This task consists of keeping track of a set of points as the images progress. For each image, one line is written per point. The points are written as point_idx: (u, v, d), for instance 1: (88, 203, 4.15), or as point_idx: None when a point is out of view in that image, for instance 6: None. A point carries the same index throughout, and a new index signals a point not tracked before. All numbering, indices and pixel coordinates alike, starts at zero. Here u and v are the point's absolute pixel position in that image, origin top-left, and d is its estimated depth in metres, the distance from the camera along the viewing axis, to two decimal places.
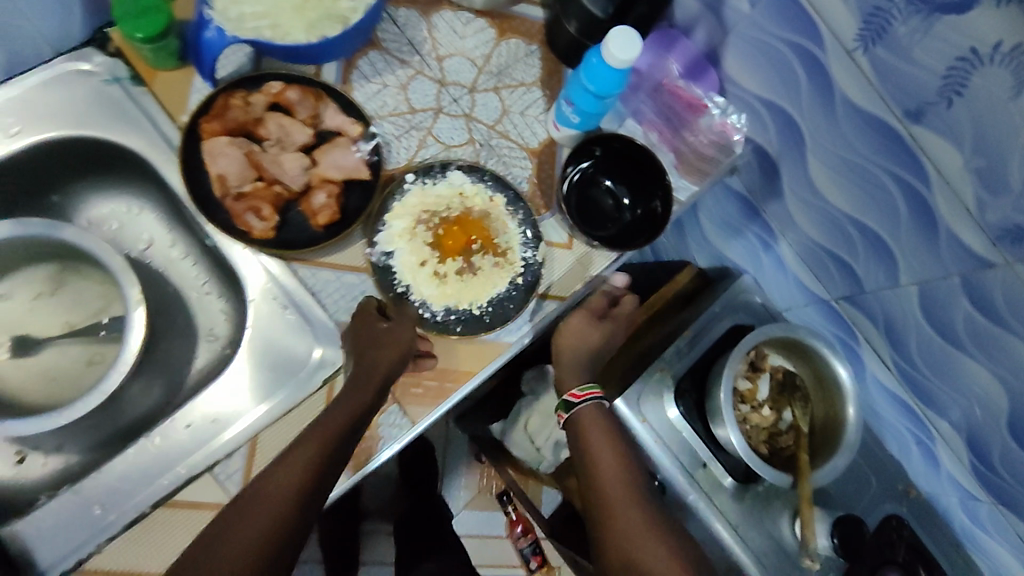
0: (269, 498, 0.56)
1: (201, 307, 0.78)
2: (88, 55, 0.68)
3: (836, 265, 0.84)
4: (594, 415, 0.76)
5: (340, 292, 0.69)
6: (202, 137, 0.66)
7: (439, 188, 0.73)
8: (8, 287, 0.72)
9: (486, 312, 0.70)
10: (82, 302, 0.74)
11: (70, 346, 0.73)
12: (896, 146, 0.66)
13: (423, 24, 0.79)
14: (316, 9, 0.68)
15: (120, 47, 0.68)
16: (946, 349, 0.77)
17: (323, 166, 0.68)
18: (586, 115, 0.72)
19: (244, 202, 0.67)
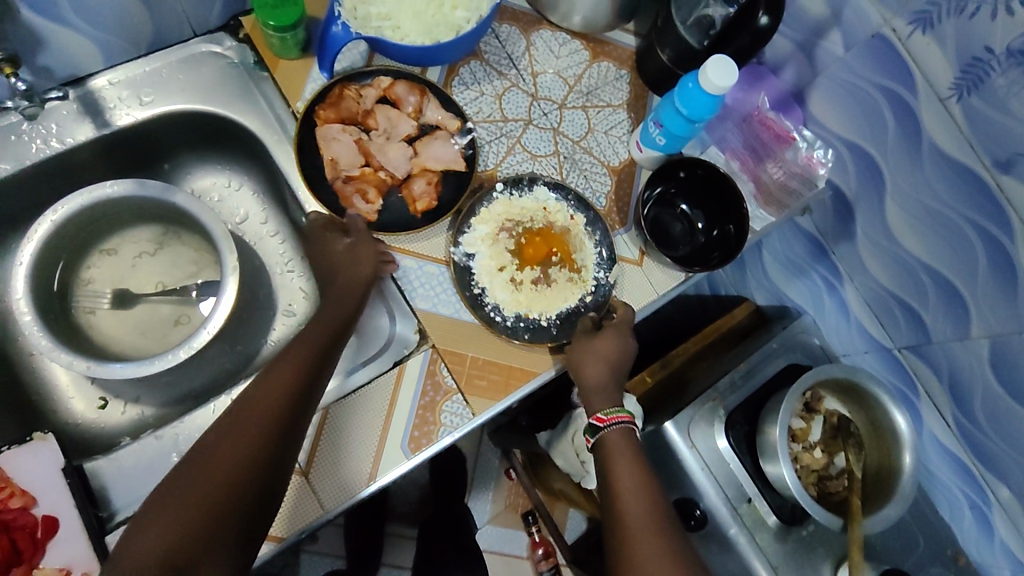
0: (228, 454, 0.53)
1: (283, 284, 0.80)
2: (221, 39, 0.76)
3: (903, 312, 0.84)
4: (622, 442, 0.67)
5: (420, 279, 0.72)
6: (318, 124, 0.72)
7: (524, 200, 0.75)
8: (115, 243, 0.77)
9: (554, 324, 0.73)
10: (177, 264, 0.79)
11: (162, 304, 0.78)
12: (980, 194, 0.67)
13: (522, 40, 0.83)
14: (433, 17, 0.75)
15: (250, 34, 0.76)
16: (1014, 408, 0.75)
17: (424, 157, 0.73)
18: (673, 138, 0.74)
19: (353, 184, 0.72)
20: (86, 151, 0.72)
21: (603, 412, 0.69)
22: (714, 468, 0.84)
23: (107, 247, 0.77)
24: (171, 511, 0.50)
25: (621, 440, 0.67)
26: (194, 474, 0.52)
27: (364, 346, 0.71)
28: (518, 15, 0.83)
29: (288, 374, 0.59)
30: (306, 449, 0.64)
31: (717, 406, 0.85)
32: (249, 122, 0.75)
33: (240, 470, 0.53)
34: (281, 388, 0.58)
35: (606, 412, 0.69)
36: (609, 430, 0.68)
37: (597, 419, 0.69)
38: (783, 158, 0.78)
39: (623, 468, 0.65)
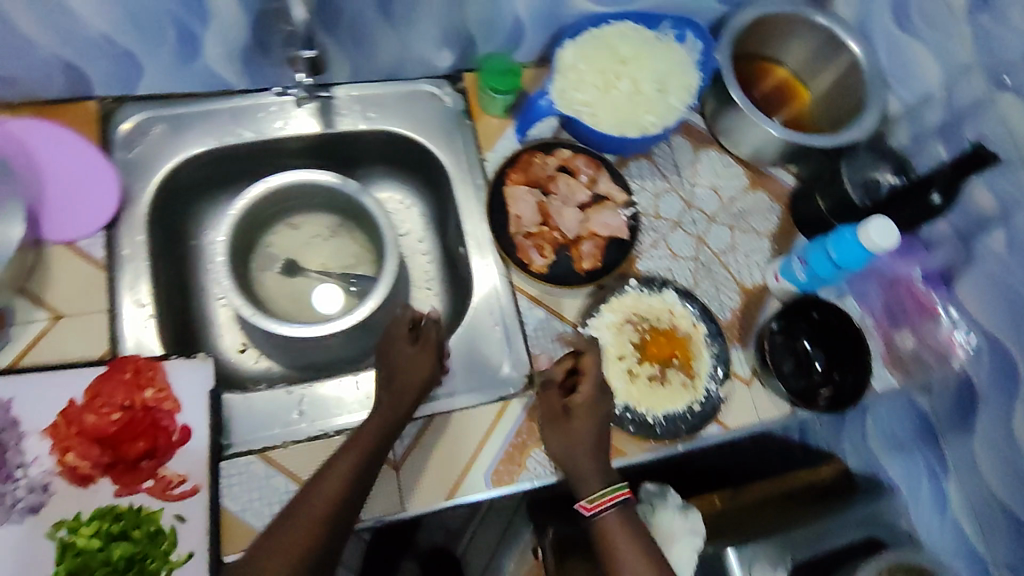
0: (316, 492, 0.59)
1: (420, 296, 0.88)
2: (442, 84, 0.87)
3: (1010, 530, 0.77)
4: (617, 526, 0.65)
5: (545, 331, 0.78)
6: (506, 182, 0.81)
7: (652, 299, 0.80)
8: (300, 221, 0.89)
9: (659, 422, 0.75)
10: (342, 253, 0.89)
11: (318, 283, 0.88)
12: None
13: (691, 153, 0.90)
14: (628, 114, 0.82)
15: (467, 87, 0.86)
16: None
17: (595, 223, 0.80)
18: (815, 278, 0.79)
19: (531, 240, 0.79)
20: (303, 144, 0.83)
21: (588, 500, 0.65)
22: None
23: (293, 223, 0.88)
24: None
25: (618, 520, 0.65)
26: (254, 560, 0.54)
27: (479, 372, 0.77)
28: (692, 132, 0.91)
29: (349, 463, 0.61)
30: (405, 447, 0.70)
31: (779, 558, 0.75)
32: (445, 160, 0.85)
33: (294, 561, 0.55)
34: (343, 471, 0.60)
35: (592, 498, 0.65)
36: (598, 518, 0.65)
37: (584, 506, 0.65)
38: (922, 330, 0.82)
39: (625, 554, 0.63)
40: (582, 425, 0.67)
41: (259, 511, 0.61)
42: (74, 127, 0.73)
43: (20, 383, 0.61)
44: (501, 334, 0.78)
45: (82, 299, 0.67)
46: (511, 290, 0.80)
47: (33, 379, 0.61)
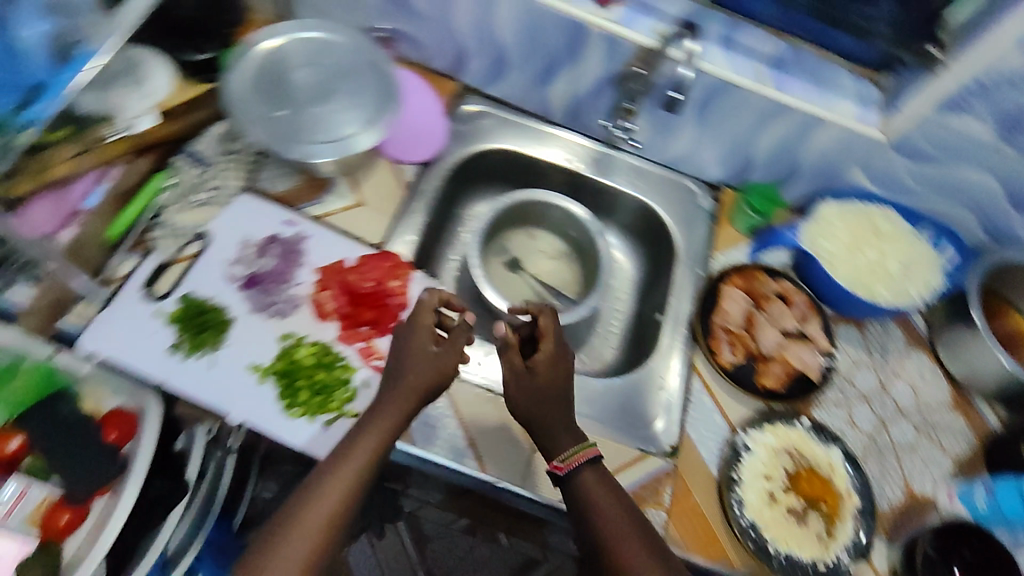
0: (339, 481, 0.57)
1: (599, 339, 0.95)
2: (704, 187, 0.97)
3: None
4: (594, 484, 0.62)
5: (705, 420, 0.80)
6: (725, 282, 0.87)
7: (819, 446, 0.79)
8: (541, 234, 1.00)
9: (779, 558, 0.72)
10: (558, 275, 0.99)
11: (527, 286, 0.97)
12: None
13: (903, 348, 0.89)
14: (859, 279, 0.86)
15: (723, 199, 0.96)
16: None
17: (792, 352, 0.84)
18: (999, 509, 0.77)
19: (728, 337, 0.84)
20: (570, 176, 0.97)
21: (562, 457, 0.63)
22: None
23: (534, 233, 1.00)
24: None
25: (595, 478, 0.62)
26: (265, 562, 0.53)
27: (631, 419, 0.80)
28: (909, 329, 0.90)
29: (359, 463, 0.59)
30: None
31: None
32: (680, 241, 0.93)
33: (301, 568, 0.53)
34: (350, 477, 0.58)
35: (565, 456, 0.63)
36: (574, 477, 0.62)
37: (556, 466, 0.63)
38: None
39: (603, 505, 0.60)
40: (545, 371, 0.68)
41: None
42: (436, 94, 0.94)
43: (317, 231, 0.78)
44: (664, 399, 0.81)
45: (381, 201, 0.84)
46: (687, 371, 0.83)
47: (327, 232, 0.78)
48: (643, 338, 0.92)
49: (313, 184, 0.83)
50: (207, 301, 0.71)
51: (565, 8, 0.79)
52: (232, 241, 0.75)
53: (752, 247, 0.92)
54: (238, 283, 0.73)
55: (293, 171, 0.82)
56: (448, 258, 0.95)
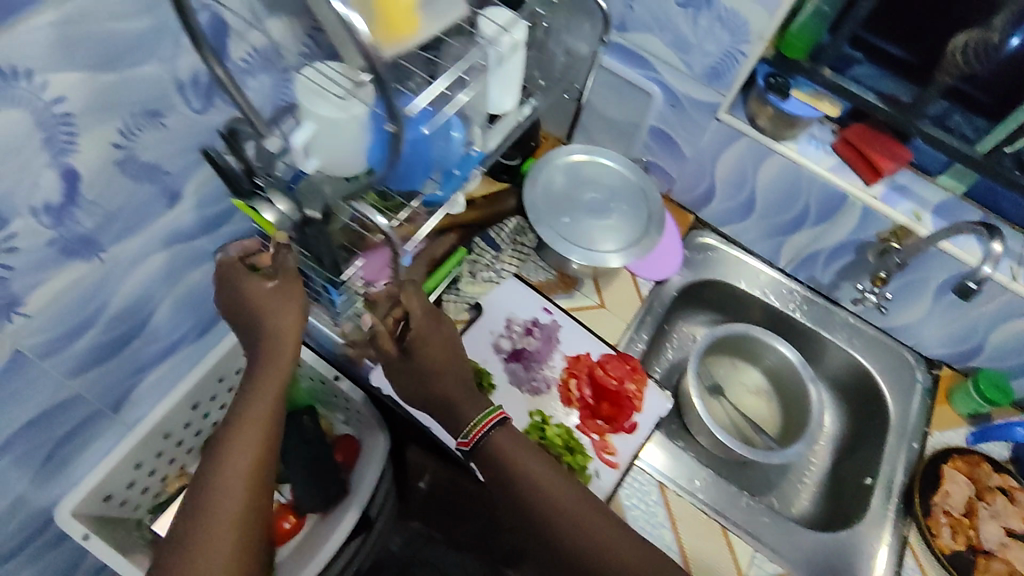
0: (229, 475, 0.59)
1: (789, 485, 0.95)
2: (921, 361, 0.98)
3: None
4: (507, 436, 0.68)
5: None
6: (946, 462, 0.86)
7: None
8: (746, 367, 1.03)
9: None
10: (760, 412, 1.00)
11: (729, 416, 0.99)
12: None
13: None
14: None
15: (940, 377, 0.96)
16: None
17: (1016, 555, 0.80)
18: None
19: (946, 520, 0.82)
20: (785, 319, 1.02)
21: (464, 433, 0.67)
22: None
23: (739, 366, 1.03)
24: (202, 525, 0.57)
25: (504, 438, 0.67)
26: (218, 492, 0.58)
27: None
28: None
29: (258, 438, 0.60)
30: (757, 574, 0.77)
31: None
32: (893, 409, 0.93)
33: (246, 494, 0.59)
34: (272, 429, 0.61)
35: (469, 430, 0.67)
36: (480, 446, 0.67)
37: (463, 442, 0.67)
38: None
39: (534, 472, 0.67)
40: (426, 353, 0.67)
41: (637, 516, 0.77)
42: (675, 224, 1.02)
43: (570, 324, 0.87)
44: (872, 568, 0.81)
45: (620, 308, 0.93)
46: (897, 544, 0.82)
47: (577, 325, 0.87)
48: (841, 498, 0.92)
49: (565, 280, 0.93)
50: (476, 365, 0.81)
51: (832, 179, 0.85)
52: (500, 317, 0.85)
53: (971, 434, 0.91)
54: (503, 356, 0.83)
55: (551, 266, 0.92)
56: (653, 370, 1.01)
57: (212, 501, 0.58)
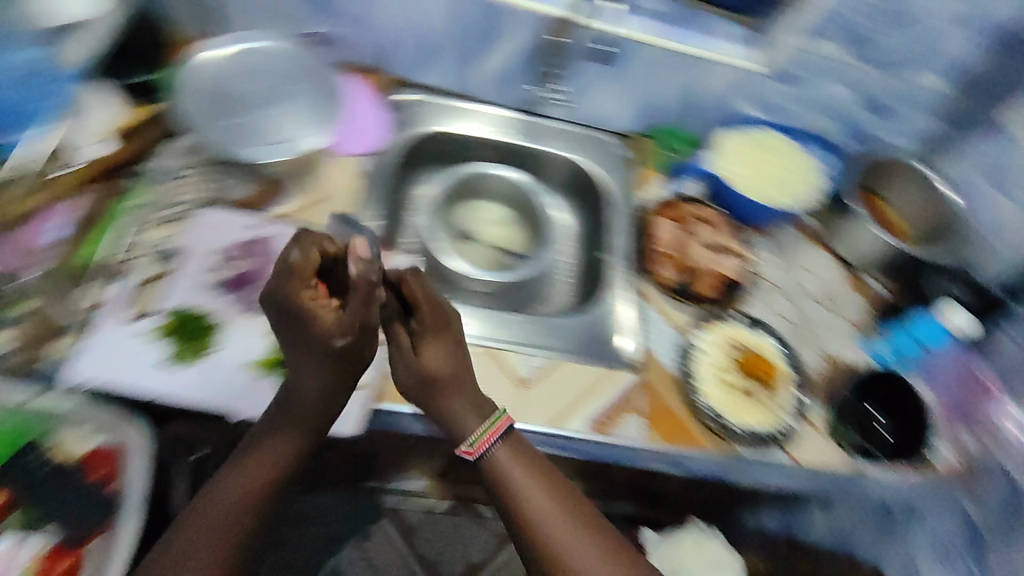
0: (183, 558, 0.59)
1: (546, 294, 1.03)
2: (620, 139, 1.08)
3: None
4: (508, 452, 0.67)
5: (652, 329, 0.90)
6: (648, 215, 1.00)
7: (749, 333, 0.90)
8: (484, 199, 1.10)
9: (739, 430, 0.81)
10: (501, 236, 1.09)
11: (476, 248, 1.05)
12: None
13: (791, 241, 1.01)
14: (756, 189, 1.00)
15: (637, 146, 1.07)
16: None
17: (719, 264, 0.95)
18: (903, 355, 0.89)
19: (657, 257, 0.96)
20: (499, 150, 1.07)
21: None
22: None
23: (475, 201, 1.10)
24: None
25: (503, 447, 0.67)
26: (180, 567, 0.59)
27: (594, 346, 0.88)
28: (805, 229, 1.01)
29: (224, 509, 0.62)
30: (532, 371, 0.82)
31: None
32: (610, 188, 1.03)
33: (216, 544, 0.60)
34: (273, 466, 0.65)
35: (470, 445, 0.66)
36: (485, 457, 0.67)
37: (468, 450, 0.67)
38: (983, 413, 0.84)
39: (515, 482, 0.66)
40: (305, 380, 0.64)
41: (398, 372, 0.76)
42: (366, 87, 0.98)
43: (285, 230, 0.82)
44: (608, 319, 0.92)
45: (340, 193, 0.87)
46: (617, 293, 0.94)
47: (290, 228, 0.82)
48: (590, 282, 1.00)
49: (268, 184, 0.86)
50: (199, 311, 0.74)
51: None
52: (204, 251, 0.78)
53: (671, 179, 1.03)
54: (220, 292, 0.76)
55: (251, 176, 0.85)
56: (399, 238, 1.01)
57: (166, 570, 0.59)
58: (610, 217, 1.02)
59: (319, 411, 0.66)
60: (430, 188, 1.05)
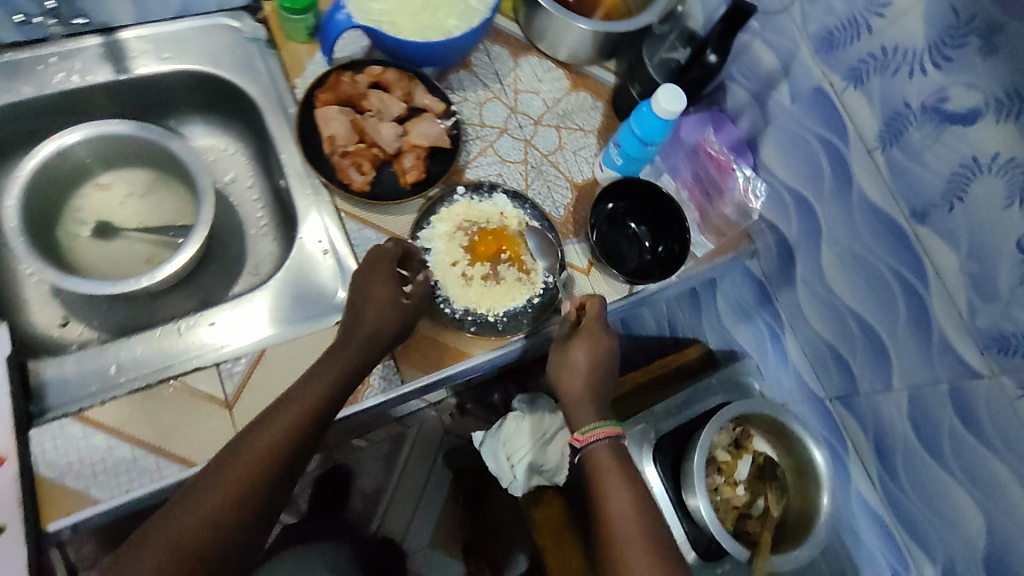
0: (244, 455, 0.63)
1: None
2: (501, 51, 0.97)
3: (836, 364, 0.95)
4: (606, 455, 0.76)
5: None
6: (317, 104, 0.83)
7: (483, 204, 0.86)
8: (111, 177, 0.87)
9: (501, 320, 0.82)
10: (161, 207, 0.89)
11: (138, 241, 0.87)
12: (901, 242, 0.78)
13: (511, 61, 0.97)
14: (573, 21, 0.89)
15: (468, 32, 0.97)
16: (926, 461, 0.87)
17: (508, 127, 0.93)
18: (628, 158, 0.86)
19: (349, 158, 0.82)
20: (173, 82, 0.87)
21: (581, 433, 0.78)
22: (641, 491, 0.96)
23: (103, 182, 0.87)
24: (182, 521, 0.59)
25: (608, 452, 0.76)
26: (203, 490, 0.61)
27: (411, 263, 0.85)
28: (591, 84, 0.99)
29: (270, 435, 0.65)
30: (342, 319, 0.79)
31: (650, 432, 1.01)
32: (495, 117, 0.94)
33: (258, 464, 0.63)
34: (299, 413, 0.67)
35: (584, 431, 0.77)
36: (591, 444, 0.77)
37: (577, 438, 0.78)
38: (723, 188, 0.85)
39: (611, 487, 0.73)
40: (384, 317, 0.73)
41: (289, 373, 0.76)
42: None
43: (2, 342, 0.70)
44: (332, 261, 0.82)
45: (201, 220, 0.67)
46: (336, 215, 0.83)
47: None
48: None
49: None
50: None
51: None
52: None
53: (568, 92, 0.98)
54: None
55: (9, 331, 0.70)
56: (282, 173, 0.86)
57: (233, 455, 0.63)
58: (503, 148, 0.92)
59: (336, 369, 0.71)
60: (294, 98, 0.86)
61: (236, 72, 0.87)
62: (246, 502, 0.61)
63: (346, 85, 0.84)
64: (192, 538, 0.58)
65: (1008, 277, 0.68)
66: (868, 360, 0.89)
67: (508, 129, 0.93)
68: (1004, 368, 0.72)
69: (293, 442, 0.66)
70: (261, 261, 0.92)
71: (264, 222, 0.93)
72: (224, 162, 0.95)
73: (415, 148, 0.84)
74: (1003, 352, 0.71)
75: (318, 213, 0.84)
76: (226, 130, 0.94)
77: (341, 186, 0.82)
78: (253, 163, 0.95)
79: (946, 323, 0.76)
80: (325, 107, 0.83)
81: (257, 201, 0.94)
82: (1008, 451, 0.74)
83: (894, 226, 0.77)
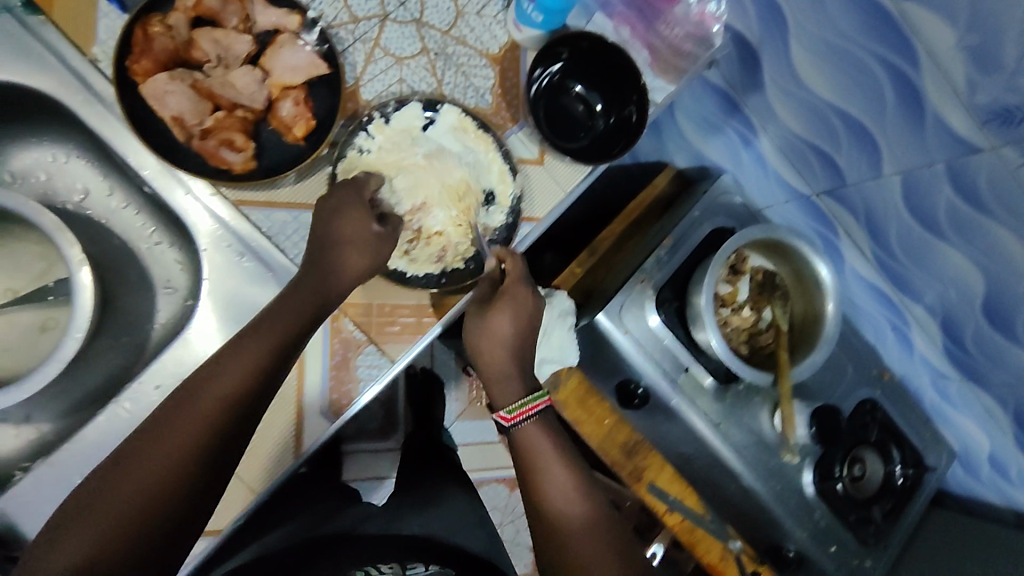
0: (208, 392, 0.56)
1: None
2: None
3: (817, 157, 0.88)
4: (538, 431, 0.69)
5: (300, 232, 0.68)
6: (137, 78, 0.62)
7: (395, 125, 0.71)
8: None
9: (470, 261, 0.72)
10: (22, 265, 0.73)
11: (21, 313, 0.72)
12: (883, 25, 0.66)
13: None
14: None
15: None
16: (925, 237, 0.84)
17: (387, 11, 0.72)
18: (550, 12, 0.69)
19: (213, 137, 0.64)
20: None
21: (507, 411, 0.69)
22: (653, 347, 0.95)
23: None
24: (135, 473, 0.52)
25: (538, 427, 0.69)
26: (135, 458, 0.53)
27: None
28: None
29: (233, 371, 0.57)
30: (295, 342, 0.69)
31: (648, 286, 0.94)
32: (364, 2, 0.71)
33: (227, 396, 0.56)
34: (181, 444, 0.54)
35: (512, 409, 0.69)
36: (518, 426, 0.69)
37: (505, 417, 0.69)
38: (671, 18, 0.75)
39: (547, 458, 0.67)
40: (350, 253, 0.62)
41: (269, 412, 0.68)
42: None
43: None
44: (252, 263, 0.68)
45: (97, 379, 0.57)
46: (236, 211, 0.67)
47: None
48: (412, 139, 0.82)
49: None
50: None
51: None
52: None
53: None
54: None
55: None
56: (141, 177, 0.68)
57: (200, 390, 0.56)
58: (389, 43, 0.72)
59: (244, 367, 0.57)
60: (105, 75, 0.64)
61: (10, 65, 0.63)
62: (143, 524, 0.51)
63: (163, 39, 0.62)
64: (151, 482, 0.52)
65: (1014, 47, 0.59)
66: (854, 151, 0.82)
67: (385, 13, 0.72)
68: (1006, 139, 0.66)
69: (226, 417, 0.56)
70: (170, 273, 0.77)
71: (151, 230, 0.76)
72: (62, 176, 0.74)
73: (288, 91, 0.65)
74: (1005, 125, 0.65)
75: (211, 215, 0.68)
76: (41, 134, 0.72)
77: (221, 175, 0.65)
78: (98, 163, 0.74)
79: (940, 104, 0.68)
80: (151, 80, 0.62)
81: (128, 206, 0.76)
82: (1005, 212, 0.72)
83: (877, 9, 0.65)
